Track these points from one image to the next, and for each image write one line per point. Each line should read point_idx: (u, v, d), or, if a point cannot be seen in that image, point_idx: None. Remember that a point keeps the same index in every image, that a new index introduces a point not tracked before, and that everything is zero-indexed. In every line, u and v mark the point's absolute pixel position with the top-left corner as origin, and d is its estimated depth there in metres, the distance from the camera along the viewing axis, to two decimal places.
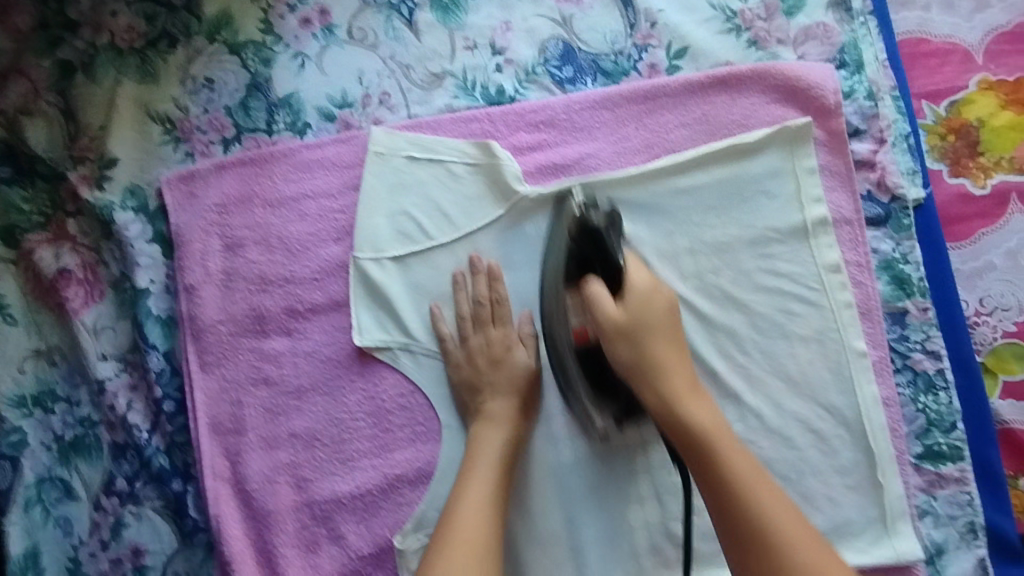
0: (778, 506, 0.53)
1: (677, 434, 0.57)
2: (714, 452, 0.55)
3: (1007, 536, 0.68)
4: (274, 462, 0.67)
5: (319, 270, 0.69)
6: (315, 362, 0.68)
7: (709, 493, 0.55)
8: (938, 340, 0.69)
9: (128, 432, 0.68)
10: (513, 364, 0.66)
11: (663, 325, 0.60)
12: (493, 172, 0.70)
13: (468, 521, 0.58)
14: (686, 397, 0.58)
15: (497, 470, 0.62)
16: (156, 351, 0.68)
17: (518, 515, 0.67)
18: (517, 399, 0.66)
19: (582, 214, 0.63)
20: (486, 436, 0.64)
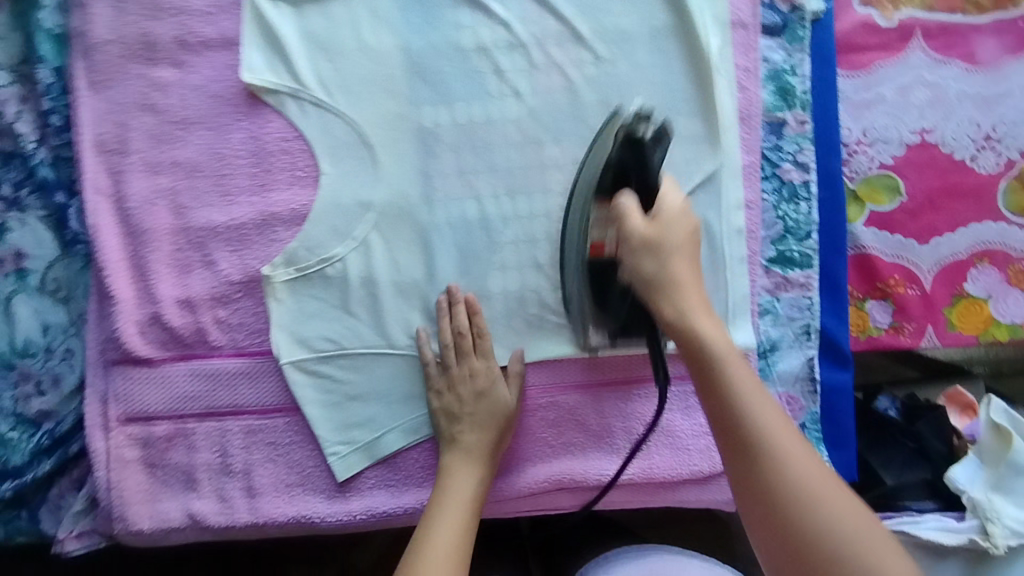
0: (800, 453, 0.51)
1: (686, 343, 0.56)
2: (726, 372, 0.53)
3: (839, 344, 0.73)
4: (155, 187, 0.70)
5: (213, 5, 0.69)
6: (202, 96, 0.70)
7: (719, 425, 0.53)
8: (810, 153, 0.72)
9: (15, 140, 0.70)
10: (499, 412, 0.68)
11: (685, 246, 0.59)
12: None
13: (444, 545, 0.59)
14: (713, 335, 0.55)
15: (471, 508, 0.63)
16: (46, 64, 0.69)
17: (380, 264, 0.70)
18: (494, 432, 0.67)
19: (631, 125, 0.63)
20: (458, 472, 0.65)
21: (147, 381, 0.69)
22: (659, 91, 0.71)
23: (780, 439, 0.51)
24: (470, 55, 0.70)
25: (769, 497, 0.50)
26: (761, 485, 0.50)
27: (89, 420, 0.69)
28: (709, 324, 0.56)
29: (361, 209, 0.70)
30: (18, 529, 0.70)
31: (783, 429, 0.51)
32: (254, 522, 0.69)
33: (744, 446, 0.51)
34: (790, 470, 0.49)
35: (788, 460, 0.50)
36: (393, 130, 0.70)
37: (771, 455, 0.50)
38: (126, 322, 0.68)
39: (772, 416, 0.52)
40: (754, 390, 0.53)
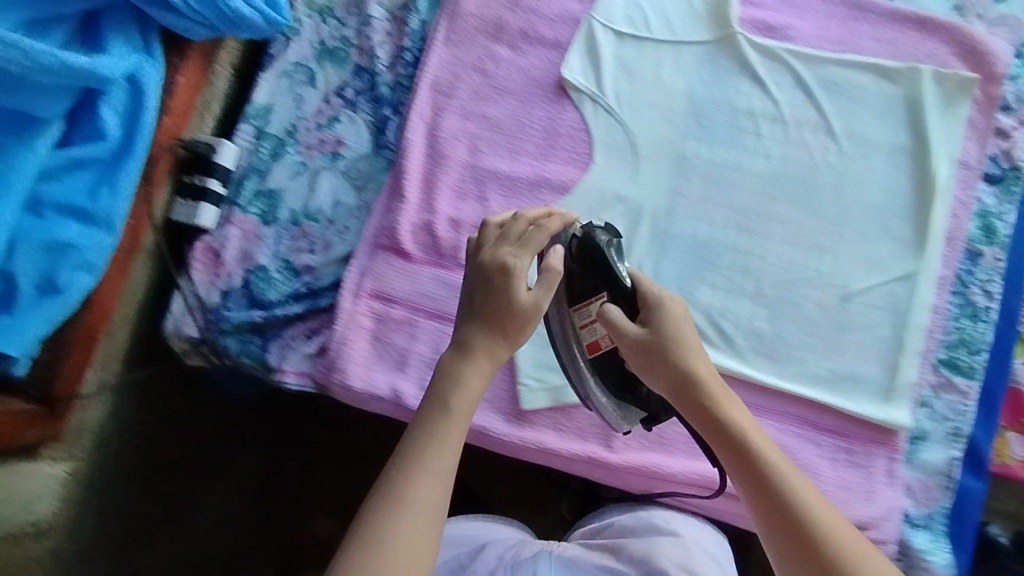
0: (825, 504, 0.57)
1: (724, 442, 0.60)
2: (768, 463, 0.58)
3: (981, 454, 0.81)
4: (463, 128, 0.86)
5: (558, 15, 0.88)
6: (523, 76, 0.87)
7: (764, 501, 0.57)
8: (997, 286, 0.83)
9: (372, 60, 0.88)
10: (512, 307, 0.61)
11: (690, 340, 0.63)
12: (720, 5, 0.87)
13: (442, 451, 0.56)
14: (725, 402, 0.62)
15: (464, 417, 0.58)
16: (418, 16, 0.88)
17: (617, 248, 0.82)
18: (501, 336, 0.61)
19: (586, 232, 0.68)
20: (471, 376, 0.59)
21: (400, 273, 0.82)
22: (884, 192, 0.84)
23: (773, 456, 0.59)
24: (739, 115, 0.86)
25: (802, 538, 0.55)
26: (798, 531, 0.55)
27: (345, 285, 0.81)
28: (739, 412, 0.61)
29: (615, 200, 0.84)
30: (249, 351, 0.81)
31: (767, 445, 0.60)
32: None
33: (749, 465, 0.59)
34: (778, 484, 0.57)
35: (788, 470, 0.58)
36: (660, 149, 0.85)
37: (766, 471, 0.58)
38: (404, 221, 0.82)
39: (756, 429, 0.61)
40: (744, 415, 0.61)
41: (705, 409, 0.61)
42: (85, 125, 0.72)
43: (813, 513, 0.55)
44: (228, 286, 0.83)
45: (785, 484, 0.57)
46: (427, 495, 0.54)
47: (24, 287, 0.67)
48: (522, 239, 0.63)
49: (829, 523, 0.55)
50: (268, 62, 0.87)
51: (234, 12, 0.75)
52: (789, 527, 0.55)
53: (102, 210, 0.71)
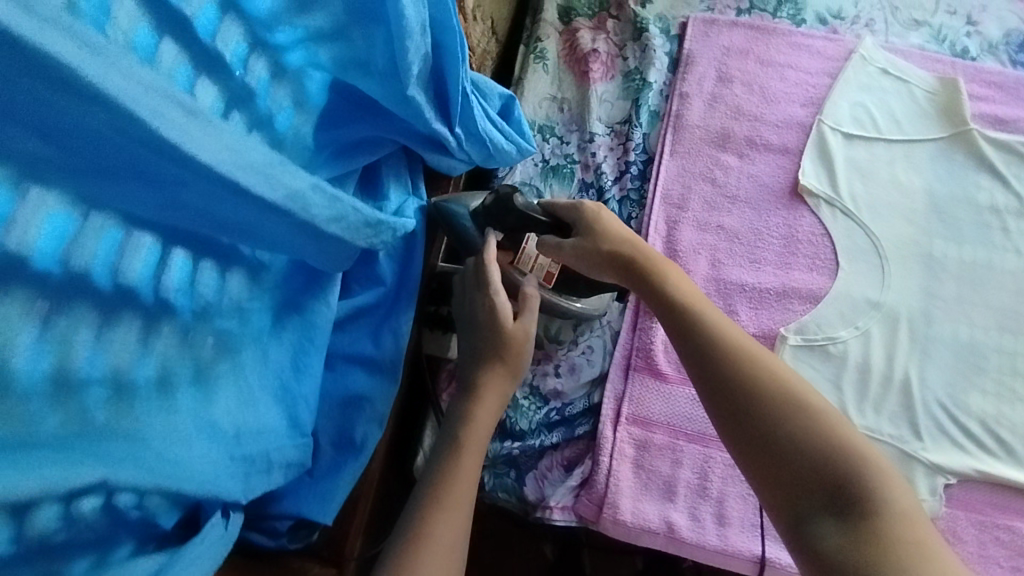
0: (814, 392, 0.55)
1: (687, 322, 0.61)
2: (743, 350, 0.57)
3: None
4: (701, 240, 0.85)
5: (783, 121, 0.88)
6: (754, 183, 0.86)
7: (736, 386, 0.55)
8: None
9: (598, 176, 0.88)
10: (499, 335, 0.67)
11: (624, 234, 0.68)
12: (949, 103, 0.86)
13: (465, 469, 0.60)
14: (673, 277, 0.65)
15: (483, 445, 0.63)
16: (641, 129, 0.89)
17: (880, 357, 0.80)
18: (507, 376, 0.66)
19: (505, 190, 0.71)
20: (487, 403, 0.64)
21: (656, 395, 0.79)
22: None
23: (806, 405, 0.53)
24: (982, 211, 0.84)
25: (765, 413, 0.53)
26: (777, 413, 0.53)
27: (604, 412, 0.79)
28: (711, 307, 0.63)
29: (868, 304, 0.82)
30: (505, 484, 0.78)
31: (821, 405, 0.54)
32: (721, 549, 0.74)
33: (744, 411, 0.54)
34: (790, 439, 0.52)
35: (828, 412, 0.53)
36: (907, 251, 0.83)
37: (741, 355, 0.57)
38: (659, 341, 0.80)
39: (784, 375, 0.55)
40: (779, 364, 0.57)
41: (693, 331, 0.60)
42: (360, 273, 0.71)
43: (864, 471, 0.50)
44: None
45: (773, 418, 0.53)
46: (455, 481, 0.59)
47: (325, 447, 0.64)
48: (524, 267, 0.76)
49: (892, 499, 0.49)
50: (497, 184, 0.87)
51: (494, 144, 0.76)
52: (814, 482, 0.50)
53: (387, 357, 0.69)
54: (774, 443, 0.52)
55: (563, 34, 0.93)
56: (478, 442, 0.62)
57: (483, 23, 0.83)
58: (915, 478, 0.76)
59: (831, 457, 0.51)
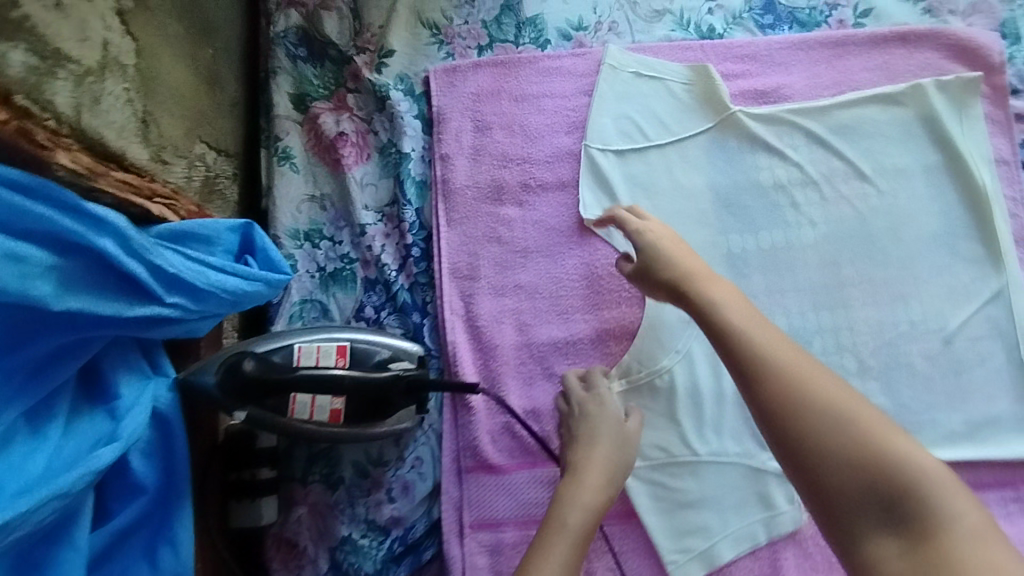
0: (838, 390, 0.51)
1: (711, 330, 0.57)
2: (773, 365, 0.53)
3: None
4: (502, 307, 0.79)
5: (552, 155, 0.83)
6: (541, 229, 0.81)
7: (766, 411, 0.52)
8: None
9: (380, 269, 0.81)
10: (604, 417, 0.72)
11: (699, 269, 0.63)
12: (709, 90, 0.83)
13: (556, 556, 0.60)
14: (707, 282, 0.61)
15: (580, 541, 0.62)
16: (411, 206, 0.82)
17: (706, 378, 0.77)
18: (613, 449, 0.70)
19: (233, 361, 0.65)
20: (586, 482, 0.66)
21: (496, 489, 0.74)
22: (940, 215, 0.81)
23: (860, 451, 0.49)
24: (769, 192, 0.82)
25: (785, 410, 0.51)
26: (789, 422, 0.50)
27: (447, 527, 0.73)
28: (736, 305, 0.58)
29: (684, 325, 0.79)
30: None
31: (891, 445, 0.49)
32: None
33: (770, 417, 0.51)
34: (845, 507, 0.48)
35: (902, 455, 0.48)
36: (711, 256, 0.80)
37: (782, 372, 0.52)
38: (483, 432, 0.75)
39: (861, 429, 0.49)
40: (823, 380, 0.52)
41: (744, 355, 0.54)
42: (117, 487, 0.62)
43: (910, 489, 0.47)
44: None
45: (810, 438, 0.50)
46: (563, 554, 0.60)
47: None
48: (303, 420, 0.67)
49: (918, 462, 0.48)
50: (274, 312, 0.79)
51: (234, 291, 0.66)
52: (862, 496, 0.48)
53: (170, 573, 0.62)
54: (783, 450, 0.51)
55: (303, 125, 0.84)
56: (582, 533, 0.63)
57: (190, 160, 0.70)
58: (769, 488, 0.74)
59: (894, 477, 0.48)
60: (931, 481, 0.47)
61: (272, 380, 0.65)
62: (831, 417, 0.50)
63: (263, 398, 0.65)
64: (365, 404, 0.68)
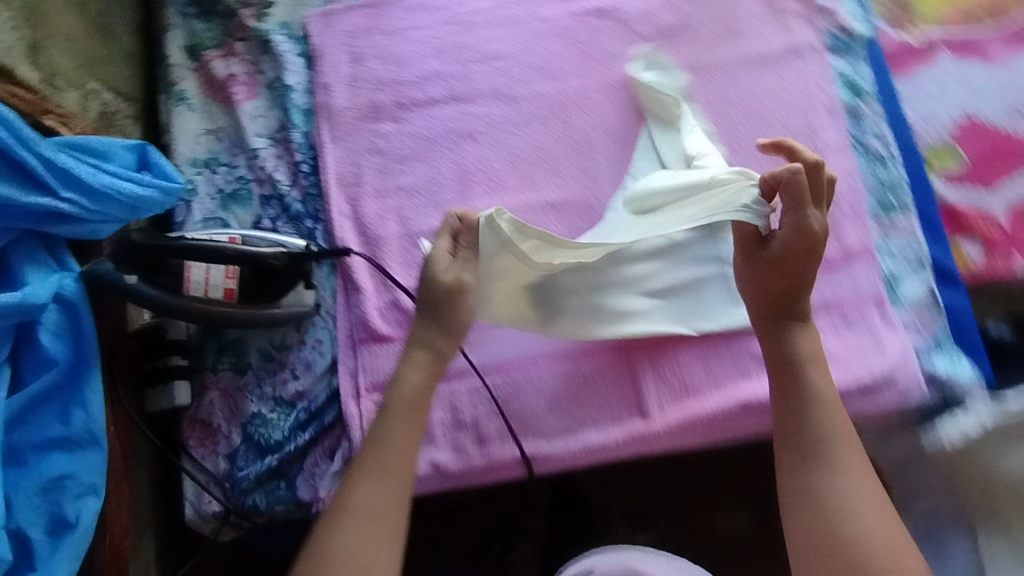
0: (831, 387, 0.76)
1: (771, 297, 0.77)
2: (804, 374, 0.76)
3: (946, 266, 0.88)
4: (384, 206, 0.89)
5: (421, 76, 0.94)
6: (415, 138, 0.92)
7: (775, 363, 0.77)
8: (885, 129, 0.92)
9: (274, 186, 0.91)
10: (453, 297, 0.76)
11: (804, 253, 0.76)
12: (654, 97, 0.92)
13: (392, 434, 0.73)
14: (793, 287, 0.76)
15: (411, 413, 0.74)
16: (298, 130, 0.92)
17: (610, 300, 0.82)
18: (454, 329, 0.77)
19: (133, 236, 0.77)
20: (416, 360, 0.76)
21: (388, 356, 0.82)
22: (762, 94, 0.93)
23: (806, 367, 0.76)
24: (613, 90, 0.94)
25: (787, 375, 0.76)
26: (795, 379, 0.76)
27: (345, 392, 0.81)
28: (807, 332, 0.77)
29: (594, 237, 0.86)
30: (280, 497, 0.79)
31: (836, 414, 0.74)
32: (488, 465, 0.80)
33: (787, 372, 0.76)
34: (811, 364, 0.76)
35: (836, 425, 0.74)
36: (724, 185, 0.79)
37: (807, 380, 0.75)
38: (371, 307, 0.83)
39: (825, 403, 0.74)
40: (835, 401, 0.75)
41: (788, 314, 0.77)
42: (31, 359, 0.70)
43: (816, 501, 0.72)
44: (231, 448, 0.81)
45: (802, 394, 0.75)
46: (365, 496, 0.70)
47: (37, 537, 0.65)
48: (196, 291, 0.77)
49: (834, 429, 0.74)
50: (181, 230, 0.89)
51: (132, 198, 0.75)
52: (793, 444, 0.74)
53: (81, 430, 0.69)
54: (778, 434, 0.76)
55: (198, 72, 0.95)
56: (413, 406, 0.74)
57: (84, 92, 0.81)
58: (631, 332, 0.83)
59: (810, 440, 0.74)
60: (842, 445, 0.73)
61: (163, 244, 0.77)
62: (824, 422, 0.74)
63: (165, 267, 0.77)
64: (261, 279, 0.79)
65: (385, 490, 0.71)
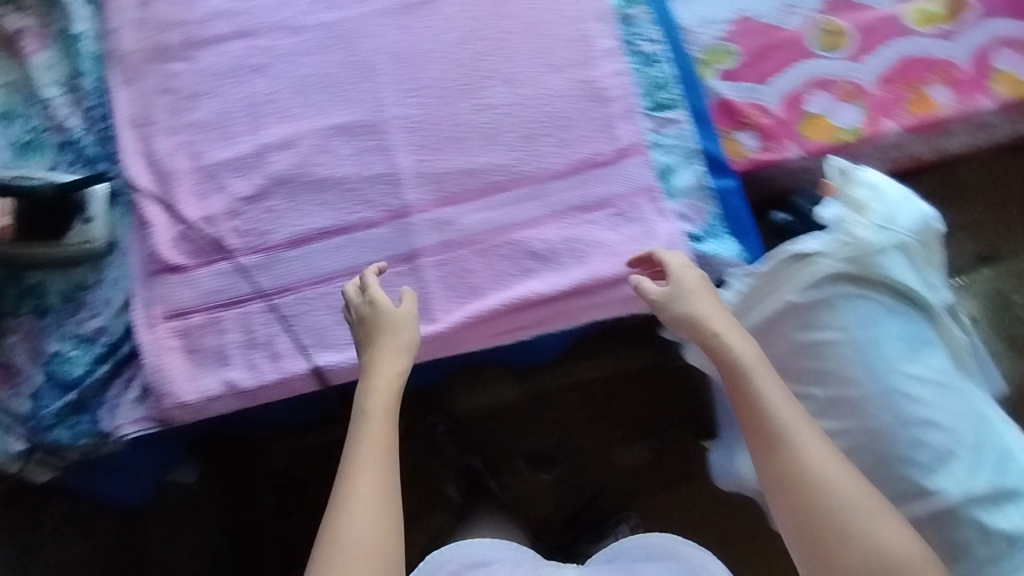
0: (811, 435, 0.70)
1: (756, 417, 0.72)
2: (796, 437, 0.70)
3: (717, 157, 0.93)
4: (176, 140, 0.90)
5: (207, 15, 0.94)
6: (204, 75, 0.93)
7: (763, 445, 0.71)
8: (656, 31, 0.96)
9: (68, 132, 0.92)
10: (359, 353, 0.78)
11: (801, 427, 0.70)
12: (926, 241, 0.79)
13: (372, 460, 0.72)
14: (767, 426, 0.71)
15: (380, 479, 0.72)
16: (89, 74, 0.93)
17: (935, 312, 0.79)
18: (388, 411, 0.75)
19: None
20: (367, 446, 0.73)
21: (180, 284, 0.85)
22: (540, 7, 0.96)
23: (713, 321, 0.76)
24: (395, 13, 0.96)
25: (789, 454, 0.70)
26: (778, 456, 0.70)
27: (138, 319, 0.84)
28: (805, 428, 0.71)
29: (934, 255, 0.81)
30: (82, 429, 0.82)
31: (775, 393, 0.72)
32: (282, 379, 0.83)
33: (807, 487, 0.68)
34: (756, 379, 0.72)
35: (858, 527, 0.66)
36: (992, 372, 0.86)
37: (792, 452, 0.69)
38: (162, 239, 0.86)
39: (772, 394, 0.72)
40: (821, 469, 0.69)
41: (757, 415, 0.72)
42: None
43: (796, 439, 0.70)
44: (33, 387, 0.84)
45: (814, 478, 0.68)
46: (365, 531, 0.69)
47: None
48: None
49: None
50: None
51: None
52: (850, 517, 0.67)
53: None
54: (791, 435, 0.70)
55: None
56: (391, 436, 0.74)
57: None
58: (416, 239, 0.88)
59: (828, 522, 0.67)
60: None
61: None
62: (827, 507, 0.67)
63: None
64: (42, 217, 0.81)
65: (372, 530, 0.69)
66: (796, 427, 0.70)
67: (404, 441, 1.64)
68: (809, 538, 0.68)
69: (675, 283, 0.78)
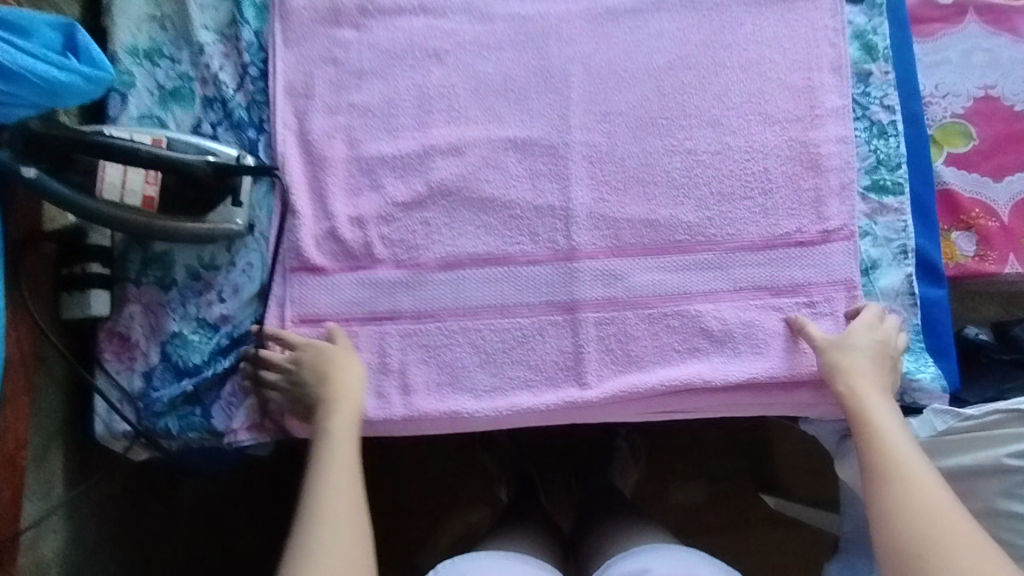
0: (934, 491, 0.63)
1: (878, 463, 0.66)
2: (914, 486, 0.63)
3: (932, 260, 0.81)
4: (334, 122, 0.81)
5: None
6: (376, 52, 0.82)
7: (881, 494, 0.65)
8: (894, 97, 0.84)
9: (218, 87, 0.82)
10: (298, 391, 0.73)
11: (919, 484, 0.63)
12: None
13: (338, 478, 0.65)
14: (899, 477, 0.64)
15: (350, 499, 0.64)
16: (249, 26, 0.82)
17: None
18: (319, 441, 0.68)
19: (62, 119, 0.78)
20: (343, 459, 0.66)
21: (319, 287, 0.78)
22: (765, 45, 0.83)
23: (853, 377, 0.72)
24: (598, 19, 0.83)
25: (909, 508, 0.62)
26: (896, 505, 0.63)
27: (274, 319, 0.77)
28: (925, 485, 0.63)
29: None
30: (193, 424, 0.77)
31: (894, 431, 0.68)
32: (410, 415, 0.76)
33: (921, 545, 0.60)
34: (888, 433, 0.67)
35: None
36: None
37: (908, 504, 0.63)
38: (307, 234, 0.78)
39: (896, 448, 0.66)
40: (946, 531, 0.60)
41: (880, 467, 0.66)
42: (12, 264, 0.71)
43: (908, 478, 0.64)
44: (148, 366, 0.77)
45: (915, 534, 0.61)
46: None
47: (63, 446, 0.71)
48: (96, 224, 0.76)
49: None
50: (119, 113, 0.81)
51: (52, 82, 0.64)
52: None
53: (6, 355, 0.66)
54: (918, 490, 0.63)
55: None
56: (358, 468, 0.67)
57: None
58: (580, 290, 0.78)
59: None
60: None
61: (74, 135, 0.69)
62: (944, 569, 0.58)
63: (74, 161, 0.71)
64: (187, 191, 0.73)
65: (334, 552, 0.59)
66: (923, 482, 0.64)
67: (442, 440, 1.47)
68: (914, 554, 0.60)
69: (831, 341, 0.74)
